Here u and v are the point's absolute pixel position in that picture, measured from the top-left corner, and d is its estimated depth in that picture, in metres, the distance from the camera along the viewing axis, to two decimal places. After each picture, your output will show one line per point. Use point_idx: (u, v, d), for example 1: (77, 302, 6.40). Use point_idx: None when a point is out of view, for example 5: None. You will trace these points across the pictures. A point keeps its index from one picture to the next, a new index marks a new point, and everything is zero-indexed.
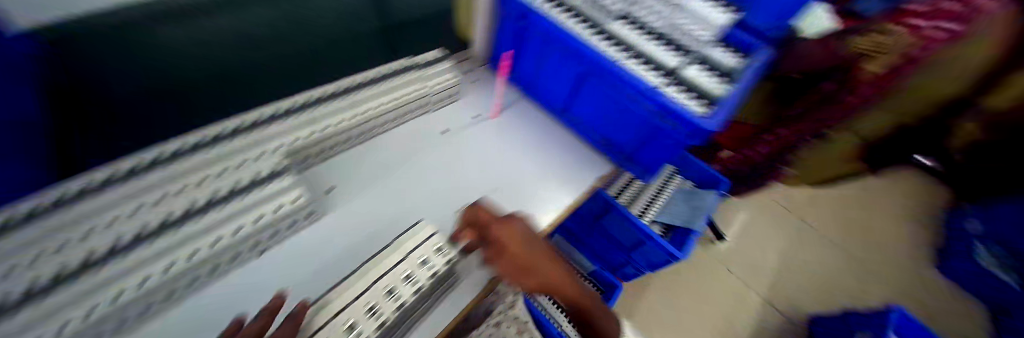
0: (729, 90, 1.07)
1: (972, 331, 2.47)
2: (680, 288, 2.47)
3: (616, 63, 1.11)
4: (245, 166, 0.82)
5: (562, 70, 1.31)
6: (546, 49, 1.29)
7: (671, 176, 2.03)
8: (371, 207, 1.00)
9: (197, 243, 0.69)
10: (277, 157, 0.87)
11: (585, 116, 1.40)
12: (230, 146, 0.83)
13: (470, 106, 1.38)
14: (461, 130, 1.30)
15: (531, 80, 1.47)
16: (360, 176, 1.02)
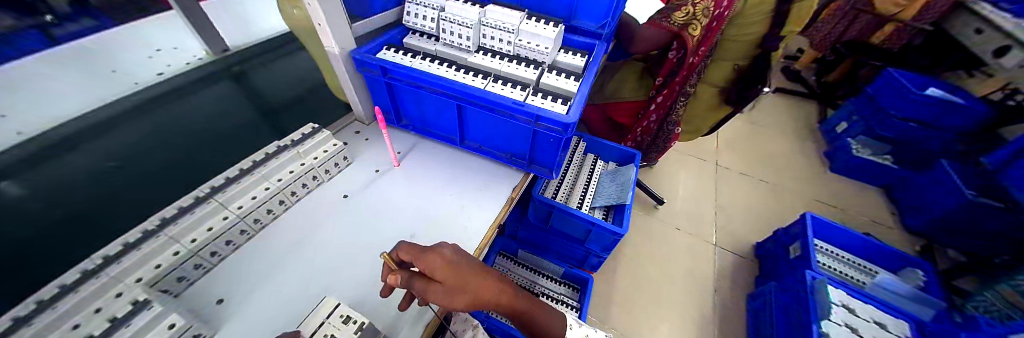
0: (580, 86, 1.24)
1: (868, 212, 3.16)
2: (641, 258, 2.68)
3: (479, 90, 1.20)
4: (110, 303, 0.78)
5: (444, 107, 1.39)
6: (421, 94, 1.37)
7: (595, 164, 2.32)
8: (276, 298, 0.99)
9: None
10: (136, 289, 0.82)
11: (480, 141, 1.48)
12: (99, 282, 0.81)
13: (368, 164, 1.46)
14: (365, 188, 1.36)
15: (424, 122, 1.55)
16: (253, 275, 1.03)
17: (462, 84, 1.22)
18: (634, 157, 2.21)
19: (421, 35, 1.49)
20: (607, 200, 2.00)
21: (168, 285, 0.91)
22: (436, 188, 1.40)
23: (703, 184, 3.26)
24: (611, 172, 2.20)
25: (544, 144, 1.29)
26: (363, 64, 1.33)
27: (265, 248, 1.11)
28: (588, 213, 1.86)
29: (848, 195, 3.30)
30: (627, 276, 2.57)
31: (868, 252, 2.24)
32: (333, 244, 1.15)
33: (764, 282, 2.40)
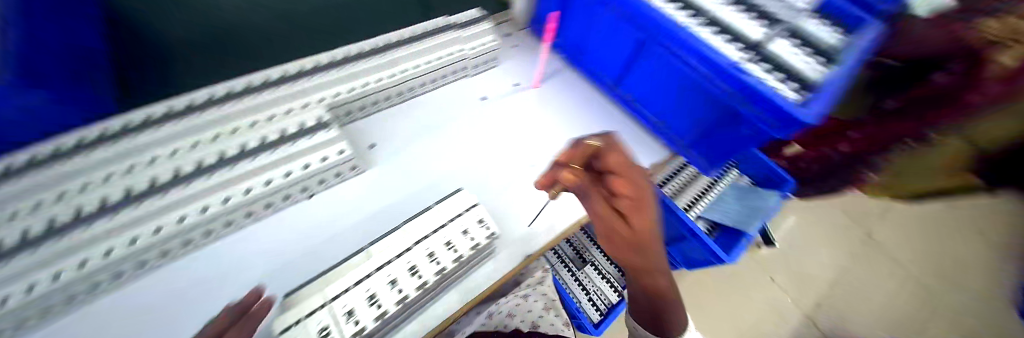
0: (831, 72, 0.88)
1: None
2: (714, 287, 2.37)
3: (684, 30, 0.96)
4: (293, 114, 0.93)
5: (618, 37, 1.18)
6: (600, 14, 1.18)
7: (727, 171, 1.91)
8: (405, 167, 1.06)
9: (230, 189, 0.80)
10: (320, 109, 0.96)
11: (638, 92, 1.27)
12: (275, 95, 0.95)
13: (509, 74, 1.39)
14: (501, 97, 1.31)
15: (581, 48, 1.38)
16: (399, 137, 1.12)
17: (664, 16, 0.99)
18: (784, 186, 1.72)
19: None
20: (722, 217, 1.68)
21: (342, 113, 1.04)
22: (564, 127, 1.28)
23: (833, 249, 2.59)
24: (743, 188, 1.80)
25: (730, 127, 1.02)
26: None
27: (409, 115, 1.18)
28: (696, 223, 1.59)
29: None
30: (687, 295, 2.32)
31: None
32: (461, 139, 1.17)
33: None
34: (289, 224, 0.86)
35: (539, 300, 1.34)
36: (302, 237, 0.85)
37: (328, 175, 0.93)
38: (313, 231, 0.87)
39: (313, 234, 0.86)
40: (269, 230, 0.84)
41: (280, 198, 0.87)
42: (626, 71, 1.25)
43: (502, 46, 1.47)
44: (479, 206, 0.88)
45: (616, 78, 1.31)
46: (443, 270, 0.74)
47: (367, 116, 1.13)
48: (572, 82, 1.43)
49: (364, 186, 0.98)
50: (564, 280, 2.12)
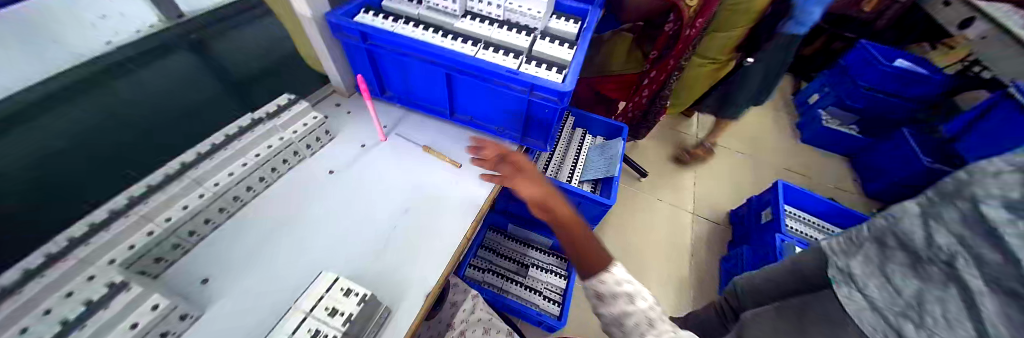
0: (574, 53, 1.21)
1: (812, 162, 3.53)
2: (626, 227, 2.79)
3: (466, 56, 1.16)
4: (75, 296, 0.73)
5: (429, 76, 1.33)
6: (405, 64, 1.32)
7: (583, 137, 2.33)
8: (261, 286, 0.95)
9: None
10: (116, 270, 0.79)
11: (467, 121, 1.52)
12: (44, 278, 0.72)
13: (354, 138, 1.41)
14: (352, 162, 1.32)
15: (409, 95, 1.50)
16: (242, 253, 1.01)
17: (450, 52, 1.17)
18: (621, 131, 2.20)
19: None
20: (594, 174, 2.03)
21: (145, 265, 0.87)
22: (412, 168, 1.34)
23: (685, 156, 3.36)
24: (598, 144, 2.23)
25: (543, 126, 1.34)
26: (332, 19, 1.19)
27: (254, 223, 1.08)
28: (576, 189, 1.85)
29: (819, 165, 3.49)
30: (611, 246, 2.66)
31: (829, 214, 2.43)
32: (315, 228, 1.10)
33: (736, 246, 2.58)
34: None
35: (478, 327, 1.38)
36: None
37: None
38: None
39: None
40: None
41: None
42: (462, 94, 1.37)
43: (339, 115, 1.48)
44: (342, 278, 0.86)
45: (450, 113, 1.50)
46: None
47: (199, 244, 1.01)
48: (414, 123, 1.53)
49: (227, 319, 0.88)
50: (511, 292, 2.18)
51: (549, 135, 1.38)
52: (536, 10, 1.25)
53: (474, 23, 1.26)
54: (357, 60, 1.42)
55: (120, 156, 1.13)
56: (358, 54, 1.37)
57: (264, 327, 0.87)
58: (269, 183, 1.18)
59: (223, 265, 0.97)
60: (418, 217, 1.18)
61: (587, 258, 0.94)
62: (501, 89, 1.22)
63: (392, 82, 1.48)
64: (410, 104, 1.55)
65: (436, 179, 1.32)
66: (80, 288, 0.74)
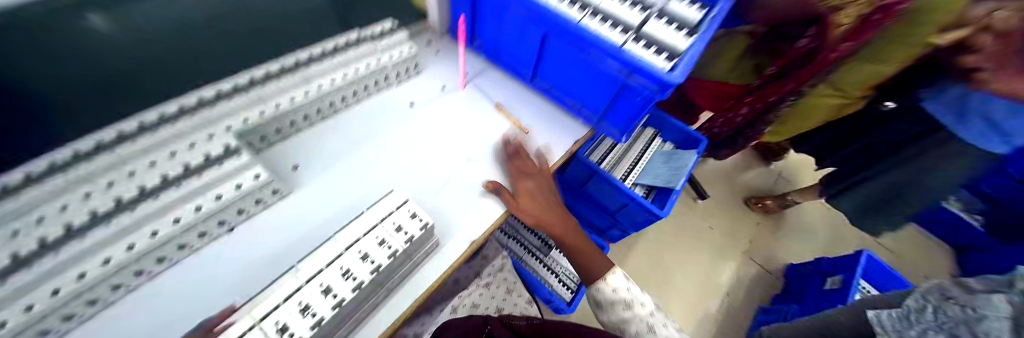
0: (692, 43, 1.06)
1: (911, 242, 2.97)
2: (664, 244, 2.63)
3: (571, 20, 1.07)
4: (197, 146, 0.86)
5: (523, 33, 1.27)
6: (503, 14, 1.26)
7: (652, 140, 2.16)
8: (334, 187, 1.04)
9: (133, 237, 0.73)
10: (229, 136, 0.91)
11: (544, 90, 1.45)
12: (177, 126, 0.86)
13: (434, 77, 1.43)
14: (429, 100, 1.35)
15: (495, 48, 1.46)
16: (326, 155, 1.10)
17: (555, 11, 1.09)
18: (697, 143, 1.99)
19: None
20: (654, 180, 1.88)
21: (253, 140, 0.99)
22: (483, 121, 1.34)
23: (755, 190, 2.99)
24: (667, 151, 2.04)
25: (627, 114, 1.23)
26: None
27: (337, 131, 1.17)
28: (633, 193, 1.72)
29: (920, 248, 2.93)
30: (642, 258, 2.55)
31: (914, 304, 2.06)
32: (388, 151, 1.16)
33: (782, 303, 2.33)
34: (231, 256, 0.87)
35: (501, 286, 1.44)
36: (238, 270, 0.85)
37: (248, 203, 0.90)
38: (252, 260, 0.87)
39: (245, 268, 0.85)
40: (194, 276, 0.83)
41: (196, 237, 0.83)
42: (551, 59, 1.29)
43: (425, 52, 1.51)
44: (410, 202, 0.90)
45: (531, 77, 1.44)
46: (378, 269, 0.76)
47: (292, 136, 1.11)
48: (493, 77, 1.51)
49: (304, 206, 0.98)
50: (531, 268, 2.20)
51: (631, 125, 1.27)
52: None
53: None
54: (457, 0, 1.40)
55: (197, 55, 1.01)
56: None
57: (332, 223, 0.97)
58: (357, 100, 1.25)
59: (309, 159, 1.08)
60: (480, 169, 1.19)
61: (587, 265, 1.23)
62: (598, 63, 1.12)
63: (483, 32, 1.45)
64: (493, 59, 1.53)
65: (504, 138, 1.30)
66: (205, 142, 0.87)
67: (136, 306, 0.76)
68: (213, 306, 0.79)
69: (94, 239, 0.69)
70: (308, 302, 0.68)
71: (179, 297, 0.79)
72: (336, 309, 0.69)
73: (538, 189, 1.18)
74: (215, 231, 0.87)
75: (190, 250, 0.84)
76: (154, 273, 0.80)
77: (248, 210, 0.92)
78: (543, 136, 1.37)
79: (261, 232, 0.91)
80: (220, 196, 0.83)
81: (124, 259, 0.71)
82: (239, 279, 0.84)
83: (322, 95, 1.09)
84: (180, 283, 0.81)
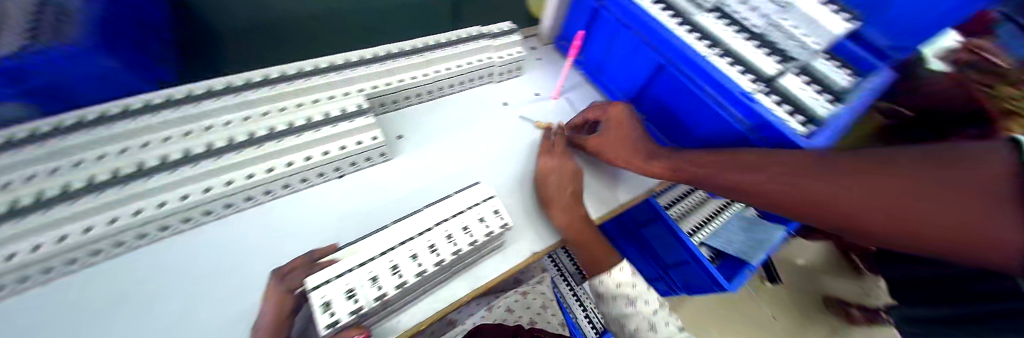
0: (838, 111, 0.93)
1: None
2: (712, 319, 2.35)
3: (699, 55, 1.03)
4: (334, 101, 1.05)
5: (636, 59, 1.26)
6: (620, 36, 1.27)
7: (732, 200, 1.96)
8: (425, 163, 1.14)
9: (274, 162, 0.91)
10: (360, 98, 1.07)
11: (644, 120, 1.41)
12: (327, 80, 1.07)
13: (534, 83, 1.49)
14: (524, 103, 1.41)
15: (599, 67, 1.47)
16: (426, 132, 1.22)
17: (682, 44, 1.06)
18: None
19: None
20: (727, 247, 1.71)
21: (378, 105, 1.15)
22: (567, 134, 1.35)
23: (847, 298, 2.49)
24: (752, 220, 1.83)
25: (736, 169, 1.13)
26: None
27: (438, 112, 1.28)
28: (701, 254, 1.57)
29: None
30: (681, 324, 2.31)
31: None
32: (476, 142, 1.23)
33: None
34: (331, 199, 1.00)
35: (536, 299, 1.35)
36: (333, 212, 0.98)
37: (360, 158, 1.03)
38: (344, 206, 0.99)
39: (339, 212, 0.98)
40: (302, 207, 0.97)
41: (314, 174, 0.98)
42: (658, 91, 1.25)
43: (530, 57, 1.59)
44: (495, 198, 0.93)
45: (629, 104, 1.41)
46: (459, 252, 0.80)
47: (405, 109, 1.24)
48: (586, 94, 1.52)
49: (396, 172, 1.10)
50: (561, 294, 2.11)
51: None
52: (814, 40, 0.99)
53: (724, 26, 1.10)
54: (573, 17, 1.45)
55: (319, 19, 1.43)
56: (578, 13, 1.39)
57: (419, 193, 1.07)
58: (464, 89, 1.37)
59: (411, 131, 1.21)
60: None
61: (598, 260, 1.08)
62: (714, 106, 1.06)
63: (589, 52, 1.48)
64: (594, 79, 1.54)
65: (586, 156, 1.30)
66: (342, 99, 1.05)
67: (258, 215, 0.93)
68: (308, 236, 0.92)
69: (245, 154, 0.87)
70: (397, 262, 0.76)
71: (282, 219, 0.93)
72: (418, 278, 0.75)
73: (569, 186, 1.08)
74: (330, 174, 1.01)
75: (308, 184, 0.99)
76: (278, 195, 0.96)
77: (359, 163, 1.05)
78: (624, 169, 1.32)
79: (357, 184, 1.05)
80: (344, 146, 0.98)
81: (261, 178, 0.88)
82: (337, 221, 0.96)
83: (438, 79, 1.21)
84: (296, 208, 0.96)
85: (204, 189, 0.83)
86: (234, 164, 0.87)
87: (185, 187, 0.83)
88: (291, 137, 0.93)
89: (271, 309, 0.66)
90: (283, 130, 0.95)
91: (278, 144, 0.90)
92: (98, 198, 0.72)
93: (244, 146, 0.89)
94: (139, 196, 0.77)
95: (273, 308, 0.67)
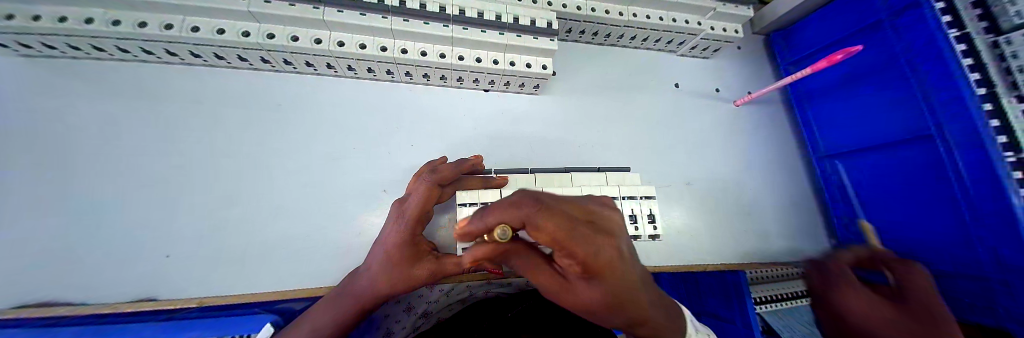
0: None
1: None
2: None
3: (971, 126, 1.06)
4: (526, 8, 1.07)
5: (888, 109, 1.34)
6: (889, 82, 1.33)
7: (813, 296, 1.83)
8: (562, 111, 1.23)
9: (463, 52, 1.03)
10: (547, 15, 1.08)
11: (865, 162, 1.43)
12: None
13: (691, 78, 1.45)
14: (676, 98, 1.38)
15: (827, 102, 1.56)
16: (577, 84, 1.29)
17: (958, 114, 1.10)
18: None
19: (989, 32, 1.09)
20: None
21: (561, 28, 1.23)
22: (694, 154, 1.31)
23: None
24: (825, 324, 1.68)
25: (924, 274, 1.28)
26: None
27: (598, 64, 1.34)
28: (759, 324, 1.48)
29: None
30: None
31: None
32: (610, 114, 1.27)
33: None
34: (482, 107, 1.19)
35: None
36: (476, 119, 1.17)
37: (529, 83, 1.15)
38: (485, 119, 1.17)
39: (480, 124, 1.16)
40: (459, 102, 1.18)
41: (486, 80, 1.12)
42: (881, 152, 1.38)
43: (724, 49, 1.52)
44: (635, 202, 0.95)
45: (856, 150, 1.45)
46: None
47: (580, 44, 1.34)
48: (737, 119, 1.45)
49: (536, 107, 1.22)
50: None
51: (958, 296, 1.19)
52: None
53: (1005, 122, 1.01)
54: (836, 28, 1.52)
55: None
56: (835, 42, 1.52)
57: (550, 144, 1.18)
58: (639, 45, 1.39)
59: (564, 76, 1.28)
60: (669, 198, 1.22)
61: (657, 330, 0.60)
62: (958, 187, 1.12)
63: (847, 70, 1.49)
64: (824, 105, 1.57)
65: (699, 183, 1.28)
66: (534, 10, 1.07)
67: (431, 93, 1.18)
68: (455, 130, 1.14)
69: (437, 33, 0.97)
70: None
71: (442, 104, 1.17)
72: None
73: (599, 246, 0.43)
74: (486, 84, 1.16)
75: (474, 85, 1.17)
76: (448, 83, 1.16)
77: (512, 87, 1.18)
78: (728, 207, 1.29)
79: (502, 103, 1.21)
80: (514, 64, 1.05)
81: (438, 61, 0.99)
82: (475, 135, 1.14)
83: (628, 24, 1.21)
84: (451, 101, 1.18)
85: (379, 47, 0.98)
86: (424, 33, 0.97)
87: (365, 37, 0.99)
88: (469, 32, 1.00)
89: (417, 204, 0.74)
90: (470, 17, 1.01)
91: (452, 36, 0.97)
92: (320, 14, 0.91)
93: (441, 19, 0.99)
94: (356, 32, 0.97)
95: (418, 203, 0.75)
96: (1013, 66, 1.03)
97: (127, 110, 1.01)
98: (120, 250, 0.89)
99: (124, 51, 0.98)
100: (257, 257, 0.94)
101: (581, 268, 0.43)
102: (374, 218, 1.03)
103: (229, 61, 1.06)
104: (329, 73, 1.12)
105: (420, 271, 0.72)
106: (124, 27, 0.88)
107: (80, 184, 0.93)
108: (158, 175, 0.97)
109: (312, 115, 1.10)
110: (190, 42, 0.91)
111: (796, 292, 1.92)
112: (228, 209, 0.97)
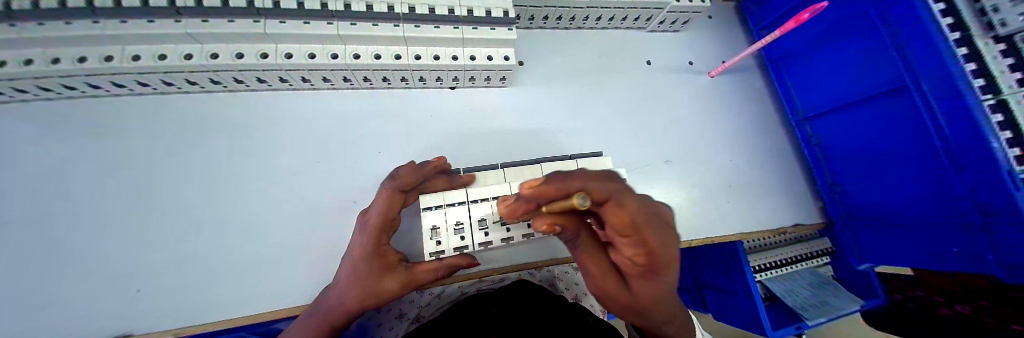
0: None
1: None
2: None
3: (943, 75, 1.04)
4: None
5: (863, 66, 1.32)
6: (862, 39, 1.31)
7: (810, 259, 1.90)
8: (533, 101, 1.22)
9: (418, 51, 1.00)
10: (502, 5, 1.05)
11: (846, 122, 1.43)
12: None
13: (663, 55, 1.43)
14: (650, 76, 1.37)
15: (806, 65, 1.55)
16: (546, 72, 1.27)
17: (930, 64, 1.08)
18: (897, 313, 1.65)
19: None
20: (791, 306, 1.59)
21: (522, 15, 1.20)
22: (672, 130, 1.30)
23: None
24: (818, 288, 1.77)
25: (908, 228, 1.29)
26: None
27: (565, 49, 1.32)
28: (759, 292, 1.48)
29: None
30: None
31: None
32: (583, 99, 1.26)
33: None
34: (451, 105, 1.17)
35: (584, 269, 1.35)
36: (445, 119, 1.15)
37: (495, 76, 1.13)
38: (455, 118, 1.15)
39: (450, 123, 1.14)
40: (426, 104, 1.16)
41: (450, 78, 1.11)
42: (859, 110, 1.37)
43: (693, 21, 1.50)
44: None
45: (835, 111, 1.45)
46: None
47: (544, 30, 1.32)
48: (713, 90, 1.43)
49: (506, 100, 1.20)
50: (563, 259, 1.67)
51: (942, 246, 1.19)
52: None
53: (979, 65, 0.99)
54: None
55: None
56: None
57: (522, 137, 1.16)
58: (606, 25, 1.37)
59: (533, 66, 1.26)
60: (650, 178, 1.20)
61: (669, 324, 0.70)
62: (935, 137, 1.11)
63: (820, 31, 1.47)
64: (803, 68, 1.56)
65: (678, 160, 1.26)
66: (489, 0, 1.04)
67: (394, 97, 1.16)
68: (424, 131, 1.12)
69: (387, 34, 0.94)
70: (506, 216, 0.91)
71: (408, 107, 1.15)
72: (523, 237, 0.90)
73: (666, 237, 0.56)
74: (448, 81, 1.14)
75: (438, 84, 1.15)
76: (411, 85, 1.14)
77: (477, 81, 1.16)
78: (712, 179, 1.28)
79: (470, 100, 1.19)
80: (474, 58, 1.03)
81: (391, 63, 0.97)
82: (444, 135, 1.12)
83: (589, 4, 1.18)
84: (417, 104, 1.16)
85: (329, 55, 0.96)
86: (372, 37, 0.94)
87: (314, 46, 0.96)
88: (422, 30, 0.97)
89: (380, 213, 0.76)
90: (421, 15, 0.99)
91: (404, 35, 0.95)
92: (264, 28, 0.88)
93: (390, 20, 0.97)
94: (303, 43, 0.94)
95: (382, 212, 0.77)
96: (985, 7, 1.01)
97: (80, 148, 0.99)
98: (89, 291, 0.88)
99: (71, 88, 0.96)
100: (231, 282, 0.93)
101: (647, 256, 0.56)
102: (347, 230, 1.01)
103: (181, 87, 1.03)
104: (286, 87, 1.10)
105: (390, 283, 0.74)
106: (64, 64, 0.86)
107: (44, 228, 0.91)
108: (122, 211, 0.96)
109: (275, 133, 1.08)
110: (135, 71, 0.89)
111: (794, 256, 1.93)
112: (197, 238, 0.96)
